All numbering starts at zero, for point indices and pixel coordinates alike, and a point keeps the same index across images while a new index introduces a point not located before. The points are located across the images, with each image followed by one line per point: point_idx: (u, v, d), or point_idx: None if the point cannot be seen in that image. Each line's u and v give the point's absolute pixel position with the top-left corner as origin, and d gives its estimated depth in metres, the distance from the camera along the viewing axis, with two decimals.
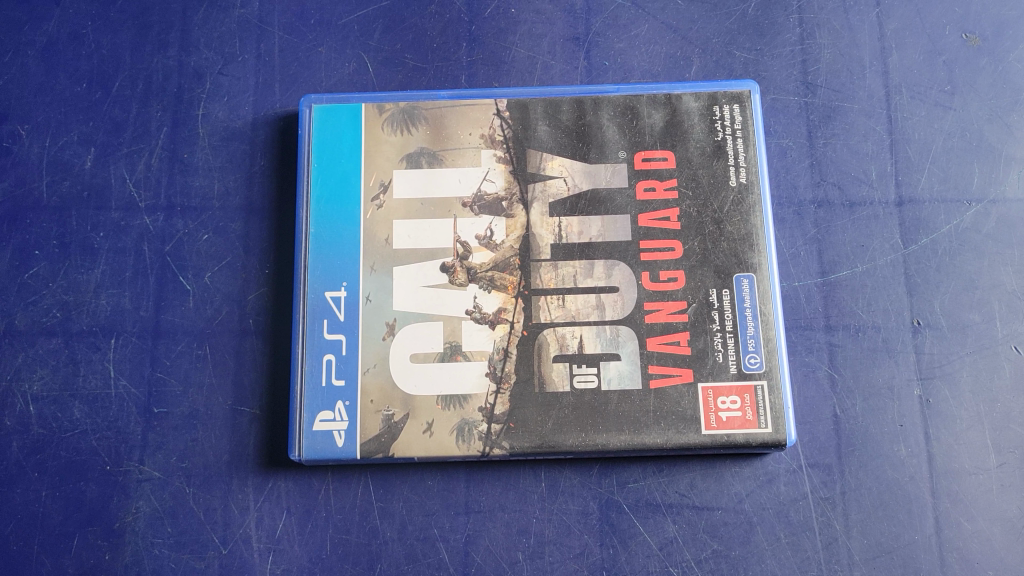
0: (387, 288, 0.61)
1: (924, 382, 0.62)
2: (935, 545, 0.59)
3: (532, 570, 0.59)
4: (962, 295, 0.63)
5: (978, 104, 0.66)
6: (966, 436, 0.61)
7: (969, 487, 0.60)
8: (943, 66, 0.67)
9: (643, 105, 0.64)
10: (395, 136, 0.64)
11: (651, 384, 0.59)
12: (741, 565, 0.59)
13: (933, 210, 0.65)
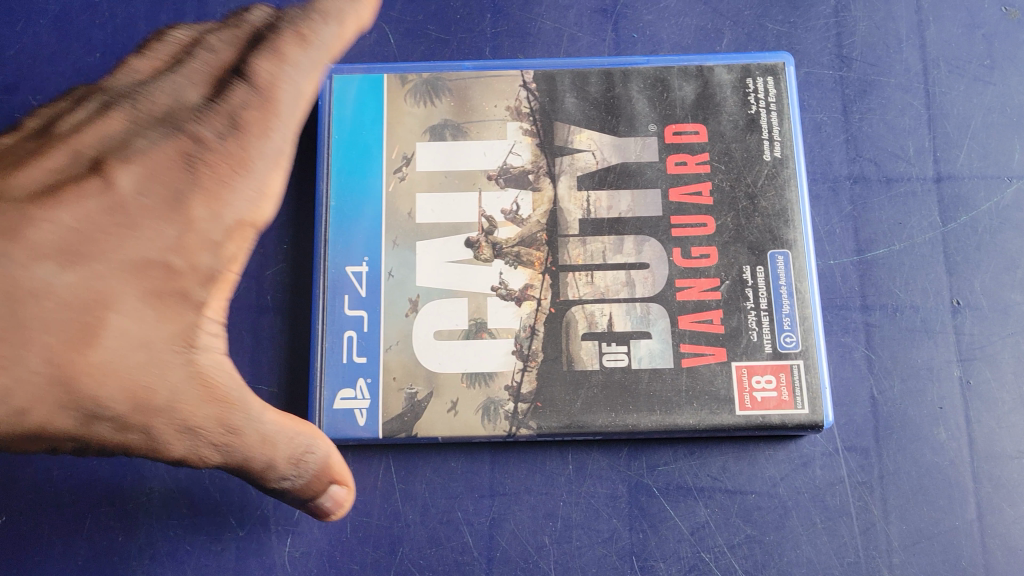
0: (409, 263, 0.59)
1: (965, 363, 0.60)
2: (976, 531, 0.57)
3: (559, 555, 0.57)
4: (1003, 275, 0.61)
5: (1019, 78, 0.64)
6: (1008, 420, 0.59)
7: (1012, 472, 0.58)
8: (982, 39, 0.65)
9: (673, 77, 0.62)
10: (417, 108, 0.62)
11: (683, 363, 0.57)
12: (774, 549, 0.57)
13: (973, 187, 0.62)
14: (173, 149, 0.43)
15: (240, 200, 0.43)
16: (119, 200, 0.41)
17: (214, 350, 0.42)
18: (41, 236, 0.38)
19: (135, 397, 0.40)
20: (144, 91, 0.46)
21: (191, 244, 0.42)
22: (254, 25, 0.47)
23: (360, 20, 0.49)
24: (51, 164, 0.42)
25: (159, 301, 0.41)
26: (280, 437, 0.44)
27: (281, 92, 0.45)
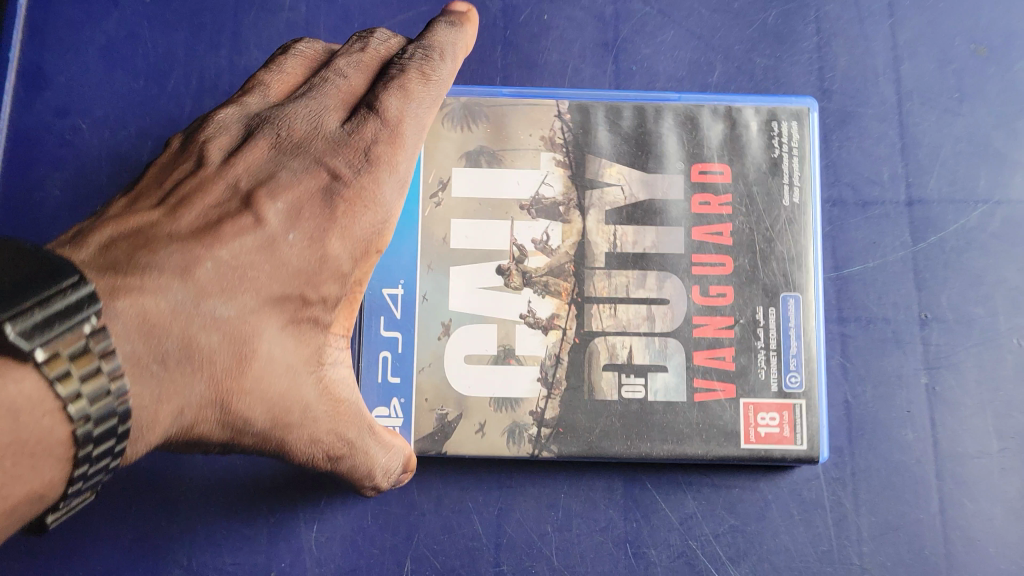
0: (443, 288, 0.67)
1: (931, 371, 0.68)
2: (938, 527, 0.66)
3: (561, 541, 0.66)
4: (968, 293, 0.68)
5: (986, 111, 0.70)
6: (969, 424, 0.67)
7: (973, 469, 0.66)
8: (953, 74, 0.71)
9: (704, 116, 0.69)
10: (455, 132, 0.68)
11: (695, 398, 0.66)
12: (753, 540, 0.66)
13: (942, 210, 0.69)
14: (317, 185, 0.53)
15: (366, 225, 0.54)
16: (272, 236, 0.51)
17: (337, 365, 0.56)
18: (209, 274, 0.47)
19: (278, 410, 0.52)
20: (282, 120, 0.56)
21: (324, 278, 0.52)
22: (390, 61, 0.60)
23: (465, 43, 0.62)
24: (212, 201, 0.51)
25: (296, 328, 0.52)
26: (371, 447, 0.59)
27: (406, 124, 0.56)
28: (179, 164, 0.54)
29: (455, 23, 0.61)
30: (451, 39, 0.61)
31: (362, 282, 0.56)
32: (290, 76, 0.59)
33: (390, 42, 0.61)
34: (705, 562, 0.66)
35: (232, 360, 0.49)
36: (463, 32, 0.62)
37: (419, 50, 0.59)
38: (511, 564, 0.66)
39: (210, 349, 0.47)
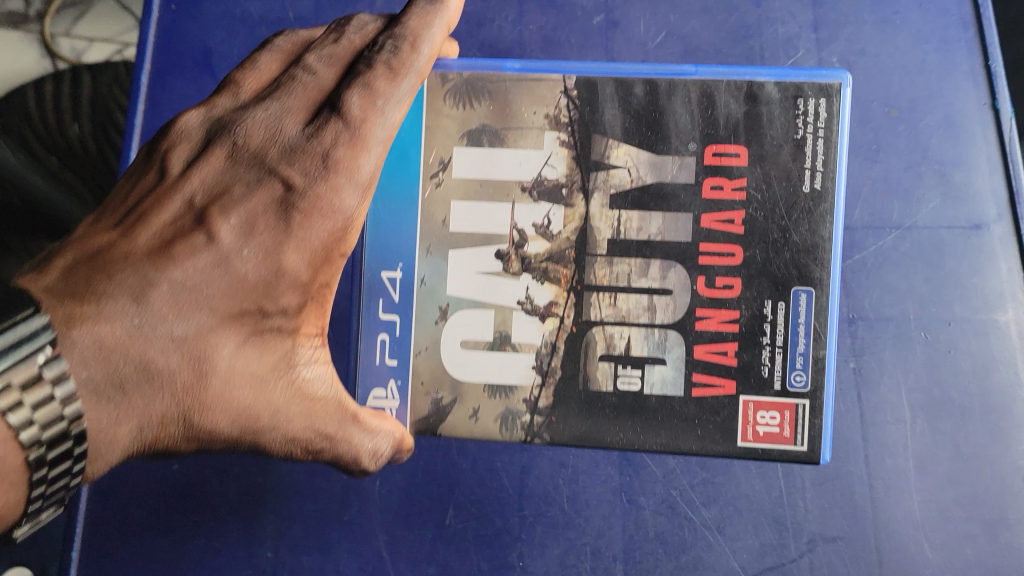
0: (442, 271, 0.62)
1: (858, 358, 0.70)
2: (865, 476, 0.69)
3: (570, 491, 0.71)
4: (885, 294, 0.69)
5: (899, 157, 0.70)
6: (884, 398, 0.69)
7: (894, 434, 0.69)
8: (871, 131, 0.70)
9: (721, 91, 0.61)
10: (457, 110, 0.62)
11: (692, 393, 0.61)
12: (722, 488, 0.70)
13: (866, 235, 0.70)
14: (269, 197, 0.48)
15: (327, 232, 0.48)
16: (229, 253, 0.47)
17: (311, 366, 0.51)
18: (161, 296, 0.44)
19: (244, 421, 0.48)
20: (242, 126, 0.50)
21: (280, 289, 0.48)
22: (362, 52, 0.53)
23: (449, 19, 0.53)
24: (169, 219, 0.47)
25: (258, 340, 0.48)
26: (354, 433, 0.52)
27: (371, 127, 0.50)
28: (140, 178, 0.50)
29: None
30: (426, 23, 0.52)
31: (331, 285, 0.51)
32: (264, 73, 0.54)
33: (367, 30, 0.54)
34: (684, 507, 0.70)
35: (192, 378, 0.45)
36: (446, 8, 0.53)
37: (390, 40, 0.52)
38: (533, 512, 0.71)
39: (168, 372, 0.45)
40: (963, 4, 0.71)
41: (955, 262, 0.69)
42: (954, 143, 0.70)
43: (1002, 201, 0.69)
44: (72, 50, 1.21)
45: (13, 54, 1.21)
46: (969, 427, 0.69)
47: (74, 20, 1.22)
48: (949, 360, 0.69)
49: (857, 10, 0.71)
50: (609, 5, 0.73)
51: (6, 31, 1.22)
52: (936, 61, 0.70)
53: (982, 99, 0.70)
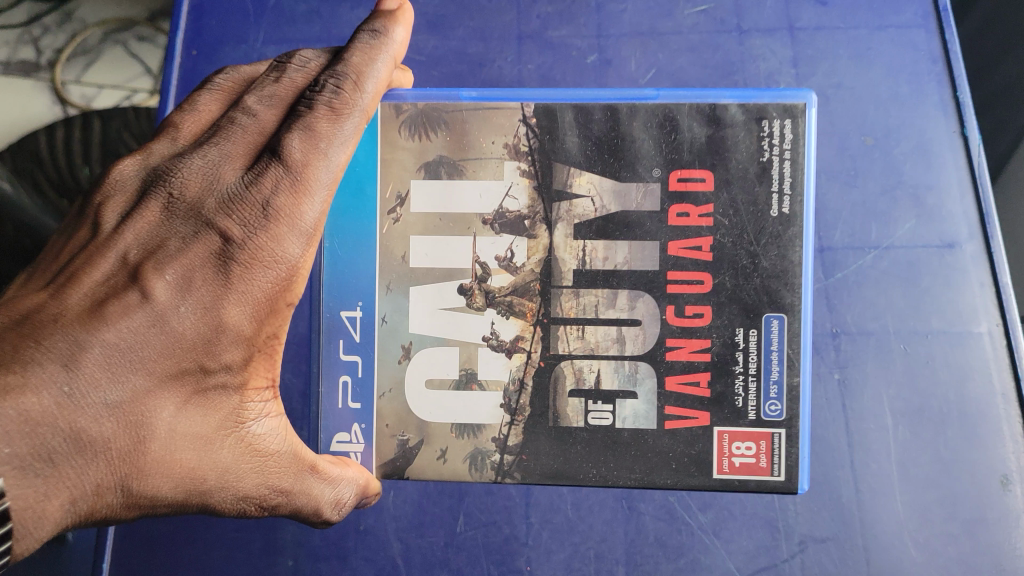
0: (403, 309, 0.60)
1: (842, 369, 0.69)
2: (851, 479, 0.68)
3: (573, 498, 0.70)
4: (866, 308, 0.68)
5: (875, 181, 0.69)
6: (868, 405, 0.68)
7: (877, 440, 0.68)
8: (849, 158, 0.69)
9: (683, 115, 0.60)
10: (412, 142, 0.60)
11: (665, 426, 0.59)
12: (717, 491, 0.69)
13: (847, 254, 0.69)
14: (208, 249, 0.47)
15: (269, 284, 0.48)
16: (164, 311, 0.45)
17: (260, 420, 0.50)
18: (93, 359, 0.43)
19: (188, 483, 0.47)
20: (178, 175, 0.49)
21: (222, 345, 0.47)
22: (302, 93, 0.52)
23: (394, 52, 0.55)
24: (101, 277, 0.46)
25: (202, 399, 0.47)
26: (313, 484, 0.53)
27: (313, 171, 0.50)
28: (74, 235, 0.49)
29: (380, 34, 0.54)
30: (369, 58, 0.53)
31: (279, 337, 0.50)
32: (204, 114, 0.53)
33: (308, 68, 0.54)
34: (682, 511, 0.69)
35: (130, 443, 0.44)
36: (389, 42, 0.54)
37: (332, 79, 0.52)
38: (540, 520, 0.70)
39: (102, 440, 0.43)
40: (933, 39, 0.70)
41: (930, 279, 0.68)
42: (928, 167, 0.69)
43: (974, 221, 0.68)
44: (83, 96, 1.26)
45: (23, 100, 1.27)
46: (949, 432, 0.67)
47: (83, 67, 1.27)
48: (926, 371, 0.68)
49: (833, 45, 0.70)
50: (602, 43, 0.72)
51: (19, 79, 1.27)
52: (909, 93, 0.70)
53: (953, 126, 0.69)
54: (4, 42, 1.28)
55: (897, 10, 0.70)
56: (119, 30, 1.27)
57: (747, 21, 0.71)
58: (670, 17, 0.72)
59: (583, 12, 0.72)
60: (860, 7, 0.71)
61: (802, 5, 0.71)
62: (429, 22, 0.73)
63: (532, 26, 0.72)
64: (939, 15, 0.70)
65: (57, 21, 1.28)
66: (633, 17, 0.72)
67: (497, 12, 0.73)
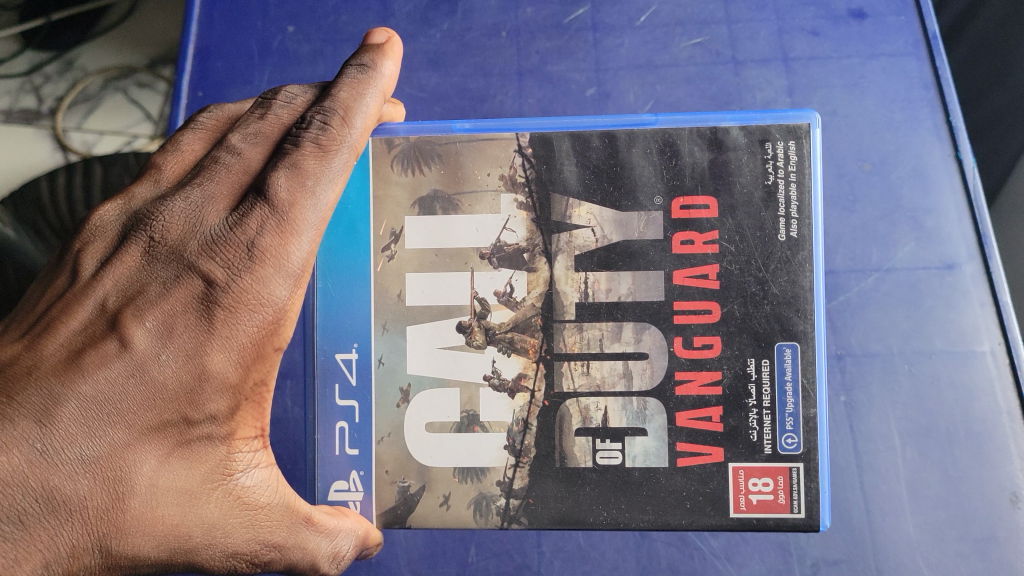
0: (401, 349, 0.58)
1: (848, 391, 0.66)
2: (861, 501, 0.65)
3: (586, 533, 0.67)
4: (870, 329, 0.66)
5: (873, 207, 0.67)
6: (874, 426, 0.65)
7: (885, 461, 0.65)
8: (847, 184, 0.67)
9: (684, 140, 0.58)
10: (406, 177, 0.59)
11: (678, 463, 0.56)
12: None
13: (848, 278, 0.67)
14: (190, 294, 0.45)
15: (255, 328, 0.46)
16: (144, 360, 0.43)
17: (249, 472, 0.48)
18: (69, 415, 0.41)
19: (173, 542, 0.44)
20: (159, 218, 0.47)
21: (206, 394, 0.44)
22: (289, 130, 0.50)
23: (383, 86, 0.53)
24: (79, 326, 0.44)
25: (185, 451, 0.45)
26: (308, 537, 0.50)
27: (300, 210, 0.47)
28: (51, 283, 0.47)
29: (368, 68, 0.52)
30: (357, 94, 0.52)
31: (268, 383, 0.47)
32: (188, 154, 0.52)
33: (295, 104, 0.52)
34: (694, 536, 0.67)
35: (108, 500, 0.42)
36: (378, 75, 0.52)
37: (319, 114, 0.50)
38: (551, 548, 0.67)
39: (77, 499, 0.42)
40: (924, 66, 0.68)
41: (932, 300, 0.66)
42: (925, 190, 0.67)
43: (972, 243, 0.66)
44: (83, 143, 1.19)
45: (25, 149, 1.19)
46: (957, 452, 0.64)
47: (84, 115, 1.20)
48: (932, 390, 0.65)
49: (825, 74, 0.69)
50: (600, 76, 0.70)
51: (20, 128, 1.20)
52: (903, 120, 0.68)
53: (947, 150, 0.67)
54: (8, 90, 1.21)
55: (888, 38, 0.69)
56: (120, 77, 1.20)
57: (743, 52, 0.69)
58: (666, 50, 0.70)
59: (582, 48, 0.71)
60: (851, 37, 0.69)
61: (796, 36, 0.69)
62: (430, 60, 0.72)
63: (531, 62, 0.71)
64: (929, 42, 0.68)
65: (57, 68, 1.21)
66: (631, 51, 0.70)
67: (497, 50, 0.71)
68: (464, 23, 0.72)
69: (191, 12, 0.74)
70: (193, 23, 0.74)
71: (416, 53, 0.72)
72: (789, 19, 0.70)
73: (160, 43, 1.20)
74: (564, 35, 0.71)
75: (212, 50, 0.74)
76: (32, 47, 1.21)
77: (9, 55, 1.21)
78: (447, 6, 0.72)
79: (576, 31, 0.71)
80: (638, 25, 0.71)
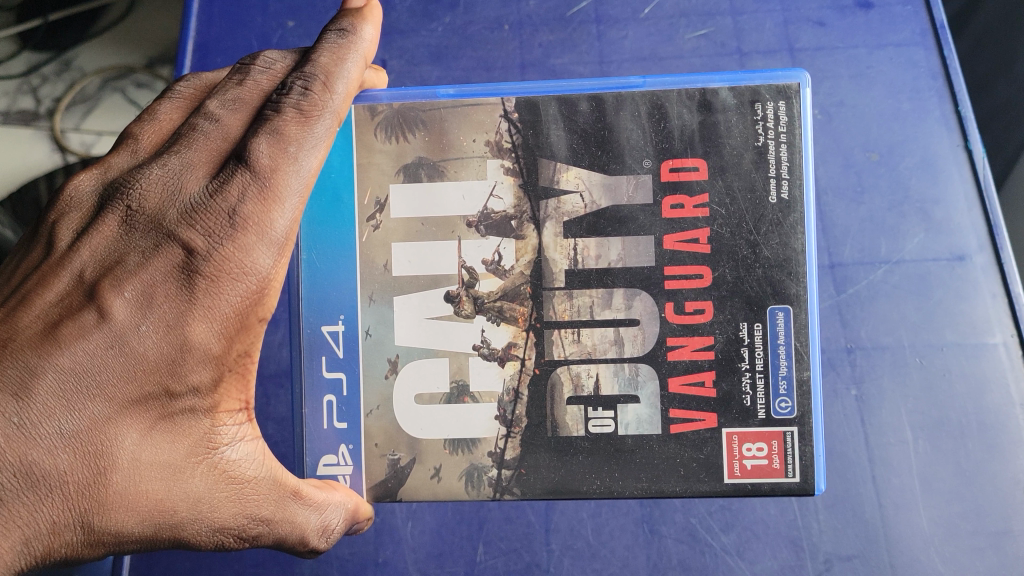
0: (388, 320, 0.57)
1: (859, 385, 0.68)
2: (874, 496, 0.67)
3: (595, 523, 0.69)
4: (880, 321, 0.68)
5: (882, 197, 0.69)
6: (885, 420, 0.67)
7: (898, 455, 0.67)
8: (854, 174, 0.69)
9: (672, 103, 0.57)
10: (389, 144, 0.57)
11: (671, 430, 0.56)
12: (738, 512, 0.68)
13: (857, 270, 0.68)
14: (169, 264, 0.44)
15: (238, 298, 0.44)
16: (123, 331, 0.42)
17: (235, 445, 0.47)
18: (47, 388, 0.40)
19: (157, 517, 0.43)
20: (136, 187, 0.45)
21: (188, 365, 0.43)
22: (269, 97, 0.49)
23: (363, 50, 0.51)
24: (55, 298, 0.43)
25: (169, 425, 0.44)
26: (297, 511, 0.49)
27: (282, 176, 0.46)
28: (27, 255, 0.46)
29: (348, 32, 0.51)
30: (338, 59, 0.50)
31: (252, 355, 0.46)
32: (165, 123, 0.50)
33: (274, 69, 0.51)
34: (705, 533, 0.68)
35: (89, 474, 0.41)
36: (358, 40, 0.51)
37: (300, 80, 0.49)
38: (561, 546, 0.69)
39: (57, 474, 0.41)
40: (932, 55, 0.70)
41: (942, 292, 0.68)
42: (933, 181, 0.69)
43: (983, 234, 0.68)
44: (83, 144, 1.15)
45: (20, 150, 1.16)
46: (970, 445, 0.66)
47: (83, 116, 1.16)
48: (945, 384, 0.67)
49: (833, 64, 0.70)
50: (605, 69, 0.71)
51: (18, 129, 1.17)
52: (911, 109, 0.69)
53: (956, 140, 0.69)
54: (5, 92, 1.18)
55: (895, 28, 0.71)
56: (118, 77, 1.16)
57: (748, 43, 0.71)
58: (671, 42, 0.72)
59: (584, 40, 0.72)
60: (857, 26, 0.71)
61: (801, 26, 0.71)
62: (432, 53, 0.73)
63: (534, 55, 0.72)
64: (937, 32, 0.70)
65: (56, 69, 1.17)
66: (635, 43, 0.72)
67: (499, 42, 0.72)
68: (464, 17, 0.73)
69: (190, 8, 0.75)
70: (193, 19, 0.75)
71: (418, 47, 0.73)
72: (795, 9, 0.71)
73: (159, 42, 1.16)
74: (566, 28, 0.72)
75: (211, 46, 0.75)
76: (29, 48, 1.17)
77: (7, 56, 1.17)
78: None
79: (579, 23, 0.72)
80: (643, 16, 0.72)
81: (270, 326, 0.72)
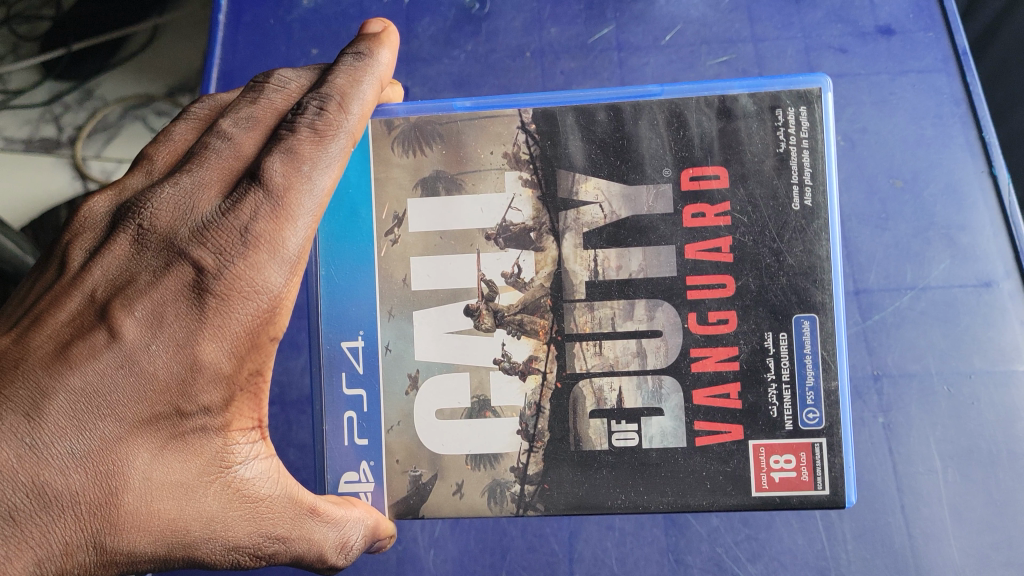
0: (408, 335, 0.57)
1: (887, 413, 0.66)
2: (904, 526, 0.65)
3: (619, 552, 0.68)
4: (907, 349, 0.66)
5: (907, 224, 0.67)
6: (914, 449, 0.66)
7: (927, 488, 0.65)
8: (879, 203, 0.68)
9: (690, 111, 0.56)
10: (406, 157, 0.57)
11: (696, 443, 0.55)
12: (766, 542, 0.66)
13: (883, 296, 0.67)
14: (181, 284, 0.43)
15: (248, 316, 0.44)
16: (133, 351, 0.42)
17: (248, 463, 0.46)
18: (58, 409, 0.40)
19: (170, 536, 0.43)
20: (148, 206, 0.45)
21: (199, 384, 0.43)
22: (283, 117, 0.49)
23: (379, 73, 0.51)
24: (66, 318, 0.43)
25: (180, 444, 0.43)
26: (313, 529, 0.49)
27: (295, 195, 0.46)
28: (40, 276, 0.46)
29: (364, 56, 0.51)
30: (354, 80, 0.50)
31: (264, 374, 0.46)
32: (179, 143, 0.50)
33: (288, 88, 0.51)
34: (731, 564, 0.67)
35: (101, 495, 0.41)
36: (375, 63, 0.51)
37: (315, 100, 0.49)
38: None
39: (70, 494, 0.40)
40: (955, 81, 0.69)
41: (970, 319, 0.66)
42: (959, 208, 0.67)
43: (1010, 259, 0.66)
44: (104, 172, 1.16)
45: (42, 178, 1.16)
46: (1000, 475, 0.65)
47: (104, 144, 1.17)
48: (973, 412, 0.65)
49: (855, 91, 0.69)
50: None
51: (40, 157, 1.17)
52: (934, 136, 0.68)
53: (981, 166, 0.68)
54: (27, 120, 1.19)
55: (918, 55, 0.69)
56: (140, 105, 1.17)
57: (769, 69, 0.70)
58: (692, 69, 0.71)
59: (607, 67, 0.72)
60: (880, 54, 0.70)
61: (823, 53, 0.70)
62: (455, 81, 0.73)
63: (557, 82, 0.72)
64: (960, 58, 0.69)
65: (78, 97, 1.19)
66: (656, 71, 0.71)
67: (522, 70, 0.72)
68: (487, 45, 0.73)
69: (214, 37, 0.76)
70: (218, 47, 0.76)
71: (441, 74, 0.73)
72: (817, 36, 0.70)
73: (181, 71, 1.18)
74: (588, 55, 0.72)
75: (234, 75, 0.75)
76: (52, 77, 1.19)
77: (30, 86, 1.20)
78: (470, 28, 0.73)
79: (600, 50, 0.72)
80: (664, 44, 0.72)
81: (292, 352, 0.72)
